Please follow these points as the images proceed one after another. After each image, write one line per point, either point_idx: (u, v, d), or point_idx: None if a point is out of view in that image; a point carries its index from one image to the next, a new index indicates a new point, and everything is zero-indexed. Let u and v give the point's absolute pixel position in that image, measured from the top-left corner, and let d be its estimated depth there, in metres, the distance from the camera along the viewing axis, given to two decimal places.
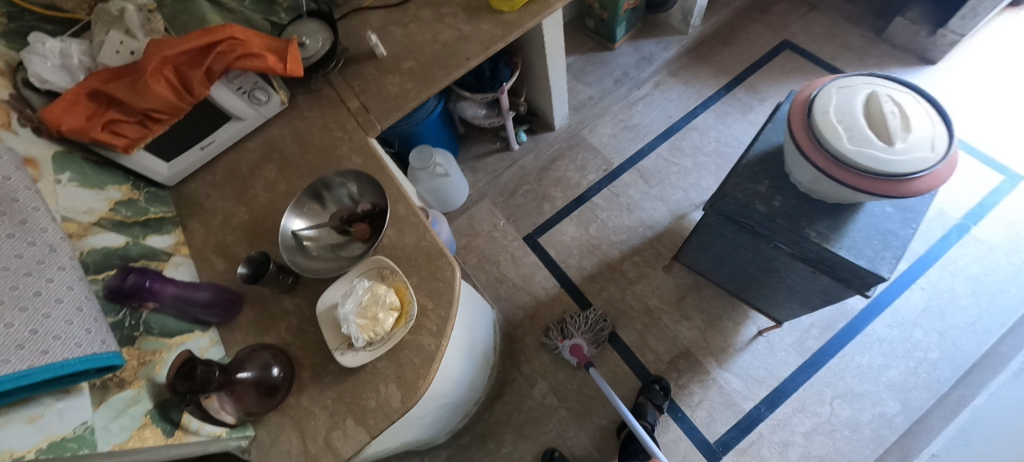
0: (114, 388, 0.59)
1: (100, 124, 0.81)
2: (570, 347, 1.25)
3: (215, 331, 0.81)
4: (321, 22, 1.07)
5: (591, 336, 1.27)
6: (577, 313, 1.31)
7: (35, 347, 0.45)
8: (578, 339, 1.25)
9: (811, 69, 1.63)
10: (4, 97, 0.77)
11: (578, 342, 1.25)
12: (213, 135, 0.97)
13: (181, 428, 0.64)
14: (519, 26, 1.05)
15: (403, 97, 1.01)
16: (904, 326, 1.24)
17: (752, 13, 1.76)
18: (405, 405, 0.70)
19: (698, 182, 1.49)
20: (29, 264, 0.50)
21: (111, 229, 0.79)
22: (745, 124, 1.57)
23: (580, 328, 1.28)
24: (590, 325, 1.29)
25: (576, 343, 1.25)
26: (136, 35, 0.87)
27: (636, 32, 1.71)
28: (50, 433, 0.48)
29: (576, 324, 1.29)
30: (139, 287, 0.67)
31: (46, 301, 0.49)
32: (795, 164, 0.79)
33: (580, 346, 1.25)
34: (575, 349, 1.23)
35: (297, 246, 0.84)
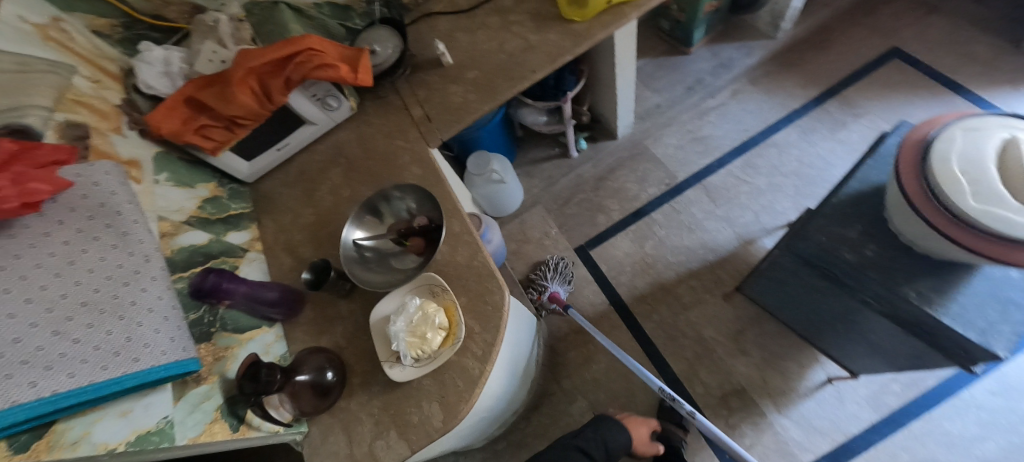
0: (191, 383, 0.65)
1: (193, 128, 0.88)
2: (548, 295, 1.32)
3: (280, 327, 0.86)
4: (391, 28, 1.09)
5: (561, 278, 1.36)
6: (542, 262, 1.40)
7: (129, 355, 0.51)
8: (553, 284, 1.33)
9: (922, 83, 1.43)
10: (116, 102, 0.85)
11: (552, 287, 1.33)
12: (288, 137, 1.02)
13: (245, 423, 0.69)
14: (588, 38, 1.01)
15: (465, 109, 1.01)
16: (1009, 394, 1.09)
17: (856, 15, 1.56)
18: (445, 426, 0.72)
19: (771, 205, 1.37)
20: (127, 273, 0.56)
21: (197, 226, 0.86)
22: (833, 143, 1.41)
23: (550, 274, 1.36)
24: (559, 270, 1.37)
25: (554, 290, 1.32)
26: (226, 44, 0.93)
27: (715, 35, 1.59)
28: (137, 427, 0.54)
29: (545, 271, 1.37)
30: (217, 287, 0.73)
31: (139, 310, 0.54)
32: (901, 212, 0.71)
33: (557, 291, 1.32)
34: (555, 294, 1.30)
35: (355, 256, 0.87)
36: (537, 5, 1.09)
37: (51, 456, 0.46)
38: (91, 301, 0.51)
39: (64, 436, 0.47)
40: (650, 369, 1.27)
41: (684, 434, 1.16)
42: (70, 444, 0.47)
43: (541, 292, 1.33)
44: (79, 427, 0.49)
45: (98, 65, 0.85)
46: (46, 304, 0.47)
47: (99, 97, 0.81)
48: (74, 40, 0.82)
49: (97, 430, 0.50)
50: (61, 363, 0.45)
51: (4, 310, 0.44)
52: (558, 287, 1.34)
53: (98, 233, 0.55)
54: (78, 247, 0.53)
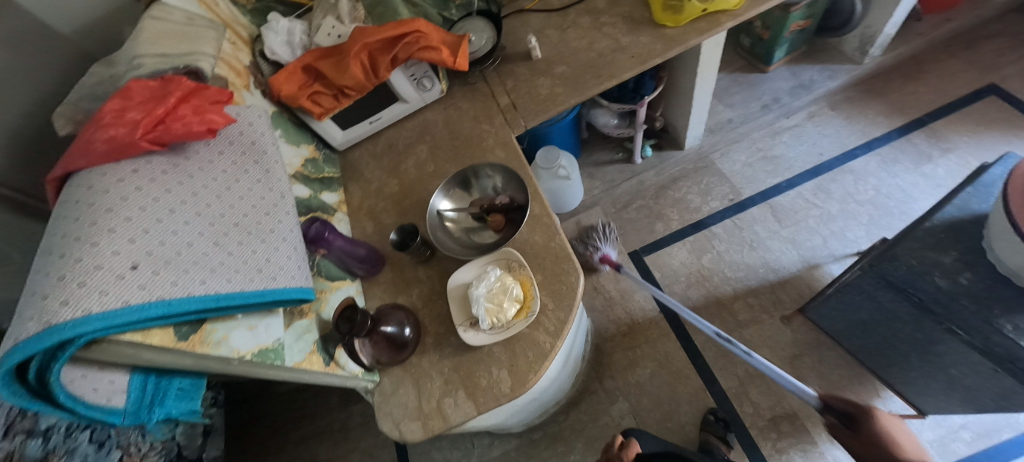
0: (297, 315, 0.72)
1: (307, 94, 0.96)
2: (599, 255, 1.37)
3: (359, 283, 0.92)
4: (488, 21, 1.16)
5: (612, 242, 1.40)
6: (594, 227, 1.44)
7: (268, 273, 0.57)
8: (604, 246, 1.37)
9: (1020, 123, 1.37)
10: (246, 63, 0.93)
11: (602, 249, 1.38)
12: (382, 112, 1.09)
13: (334, 361, 0.75)
14: (681, 42, 1.03)
15: (551, 101, 1.06)
16: None
17: (951, 47, 1.51)
18: (514, 392, 0.75)
19: (842, 232, 1.34)
20: (268, 205, 0.62)
21: (300, 182, 0.93)
22: (916, 176, 1.36)
23: (601, 237, 1.40)
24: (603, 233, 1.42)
25: (604, 252, 1.36)
26: (343, 21, 1.02)
27: (797, 56, 1.57)
28: (260, 341, 0.60)
29: (597, 232, 1.41)
30: (319, 235, 0.81)
31: (276, 238, 0.61)
32: (1005, 241, 0.70)
33: (607, 253, 1.37)
34: (606, 257, 1.33)
35: (440, 224, 0.93)
36: (630, 9, 1.13)
37: (202, 349, 0.52)
38: (242, 223, 0.57)
39: (211, 335, 0.53)
40: (697, 381, 1.27)
41: (727, 449, 1.14)
42: (214, 343, 0.53)
43: (592, 251, 1.38)
44: (221, 330, 0.55)
45: (235, 30, 0.94)
46: (210, 217, 0.54)
47: (235, 57, 0.89)
48: (219, 6, 0.92)
49: (232, 336, 0.56)
50: (222, 269, 0.52)
51: (182, 217, 0.51)
52: (609, 249, 1.38)
53: (248, 167, 0.63)
54: (233, 177, 0.60)
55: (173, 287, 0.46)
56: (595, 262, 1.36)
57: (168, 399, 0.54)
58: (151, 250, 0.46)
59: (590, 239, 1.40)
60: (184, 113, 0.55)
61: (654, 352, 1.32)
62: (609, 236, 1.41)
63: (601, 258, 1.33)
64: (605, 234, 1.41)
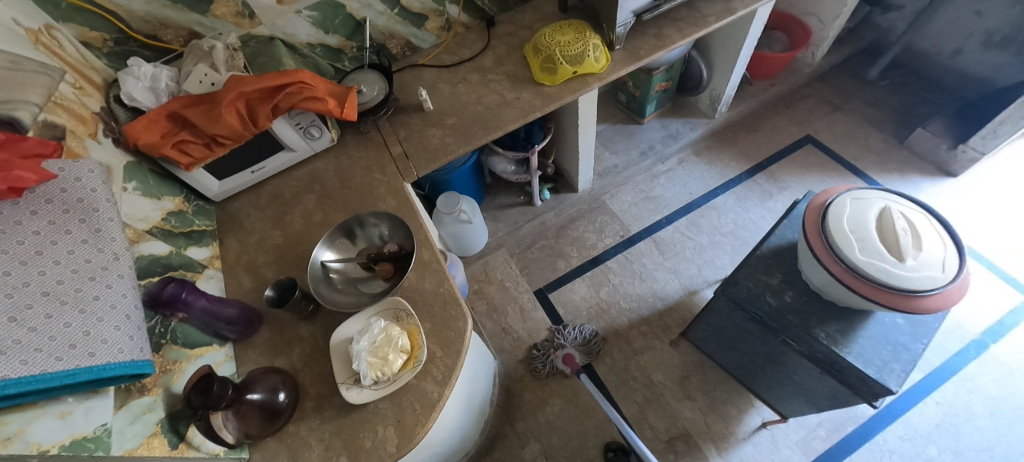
0: (136, 393, 0.63)
1: (171, 142, 0.88)
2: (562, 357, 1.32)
3: (230, 348, 0.83)
4: (379, 73, 1.18)
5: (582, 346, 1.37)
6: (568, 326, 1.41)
7: (83, 349, 0.50)
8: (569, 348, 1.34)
9: (833, 166, 1.69)
10: (96, 109, 0.84)
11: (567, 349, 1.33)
12: (265, 161, 1.04)
13: (185, 441, 0.66)
14: (557, 99, 1.15)
15: (442, 149, 1.09)
16: (915, 439, 1.22)
17: (778, 106, 1.85)
18: (399, 450, 0.71)
19: (712, 261, 1.52)
20: (94, 268, 0.55)
21: (160, 237, 0.84)
22: (764, 210, 1.61)
23: (570, 337, 1.38)
24: (583, 339, 1.38)
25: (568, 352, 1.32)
26: (218, 70, 0.98)
27: (665, 110, 1.80)
28: (75, 430, 0.52)
29: (565, 331, 1.39)
30: (175, 297, 0.71)
31: (101, 306, 0.53)
32: (808, 265, 0.86)
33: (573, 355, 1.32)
34: (568, 358, 1.29)
35: (324, 277, 0.89)
36: (513, 67, 1.23)
37: None
38: (53, 291, 0.50)
39: None
40: (602, 412, 1.30)
41: None
42: (4, 439, 0.45)
43: (557, 352, 1.34)
44: (16, 422, 0.47)
45: (83, 73, 0.86)
46: (6, 289, 0.47)
47: (80, 103, 0.80)
48: (63, 48, 0.84)
49: (32, 428, 0.48)
50: (16, 348, 0.45)
51: None
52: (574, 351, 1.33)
53: (71, 227, 0.56)
54: (48, 238, 0.53)
55: None
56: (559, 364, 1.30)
57: None
58: None
59: (556, 338, 1.39)
60: None
61: (561, 389, 1.34)
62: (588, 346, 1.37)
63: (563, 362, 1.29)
64: (583, 337, 1.37)
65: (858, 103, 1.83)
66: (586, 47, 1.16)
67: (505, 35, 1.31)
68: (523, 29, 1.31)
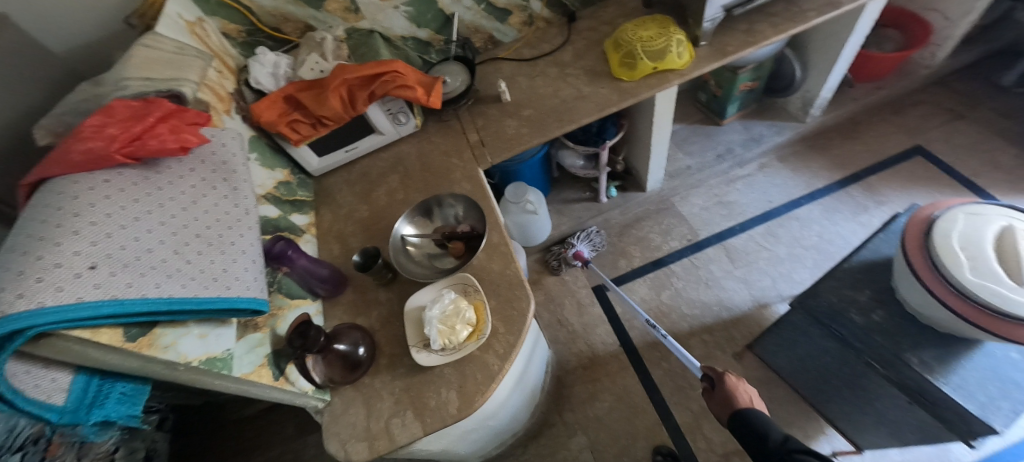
0: (251, 329, 0.74)
1: (286, 121, 1.01)
2: (572, 251, 1.53)
3: (319, 304, 0.94)
4: (463, 65, 1.26)
5: (589, 242, 1.57)
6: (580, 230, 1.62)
7: (222, 282, 0.60)
8: (578, 243, 1.55)
9: (944, 181, 1.51)
10: (230, 90, 0.99)
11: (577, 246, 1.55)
12: (357, 142, 1.15)
13: (284, 376, 0.76)
14: (634, 95, 1.15)
15: (516, 140, 1.14)
16: None
17: (882, 112, 1.69)
18: (461, 413, 0.77)
19: (789, 274, 1.43)
20: (231, 220, 0.66)
21: (271, 202, 0.97)
22: (854, 224, 1.48)
23: (579, 237, 1.58)
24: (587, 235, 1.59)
25: (578, 248, 1.54)
26: (327, 59, 1.10)
27: (748, 112, 1.72)
28: (209, 350, 0.62)
29: (575, 234, 1.60)
30: (282, 253, 0.83)
31: (235, 251, 0.64)
32: (905, 282, 0.80)
33: (580, 250, 1.54)
34: (578, 251, 1.52)
35: (403, 249, 0.98)
36: (591, 63, 1.25)
37: (149, 351, 0.54)
38: (203, 235, 0.61)
39: (160, 339, 0.56)
40: (653, 414, 1.29)
41: None
42: (162, 347, 0.55)
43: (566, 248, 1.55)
44: (171, 335, 0.57)
45: (223, 59, 1.01)
46: (173, 227, 0.58)
47: (219, 84, 0.95)
48: (210, 38, 0.99)
49: (181, 342, 0.58)
50: (177, 275, 0.55)
51: (145, 225, 0.55)
52: (582, 246, 1.54)
53: (217, 184, 0.67)
54: (200, 192, 0.64)
55: (127, 288, 0.49)
56: (568, 256, 1.52)
57: (109, 402, 0.55)
58: (111, 252, 0.50)
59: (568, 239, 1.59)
60: (160, 132, 0.61)
61: (613, 386, 1.35)
62: (592, 241, 1.58)
63: (571, 253, 1.51)
64: (589, 236, 1.58)
65: (983, 112, 1.62)
66: (670, 42, 1.15)
67: (585, 30, 1.33)
68: (605, 24, 1.32)
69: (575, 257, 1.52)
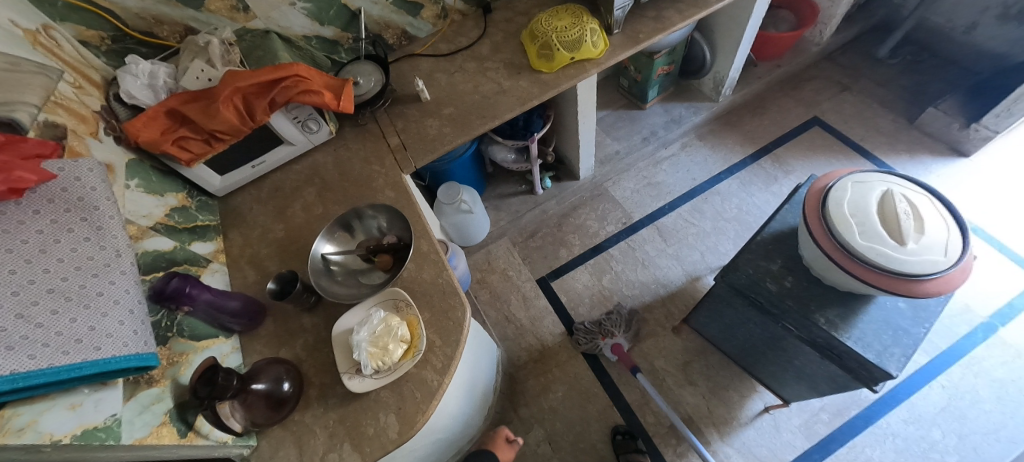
0: (144, 384, 0.66)
1: (171, 139, 0.89)
2: (611, 346, 1.32)
3: (236, 339, 0.85)
4: (375, 64, 1.17)
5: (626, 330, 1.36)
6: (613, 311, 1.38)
7: (89, 344, 0.51)
8: (618, 336, 1.33)
9: (839, 148, 1.66)
10: (96, 108, 0.85)
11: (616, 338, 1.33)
12: (265, 156, 1.04)
13: (194, 430, 0.68)
14: (554, 86, 1.14)
15: (439, 140, 1.09)
16: (919, 422, 1.22)
17: (784, 88, 1.82)
18: (401, 437, 0.73)
19: (715, 247, 1.51)
20: (97, 265, 0.57)
21: (163, 233, 0.85)
22: (768, 194, 1.59)
23: (619, 324, 1.36)
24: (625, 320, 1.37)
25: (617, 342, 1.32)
26: (215, 65, 0.98)
27: (668, 95, 1.78)
28: (85, 421, 0.54)
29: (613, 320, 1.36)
30: (179, 292, 0.72)
31: (105, 302, 0.56)
32: (809, 250, 0.85)
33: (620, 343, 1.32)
34: (618, 349, 1.30)
35: (325, 269, 0.91)
36: (510, 55, 1.22)
37: None
38: (58, 288, 0.52)
39: (12, 421, 0.47)
40: (604, 398, 1.31)
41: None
42: (16, 429, 0.47)
43: (604, 338, 1.33)
44: (27, 414, 0.49)
45: (82, 72, 0.87)
46: (13, 286, 0.49)
47: (80, 102, 0.82)
48: (61, 48, 0.85)
49: (43, 419, 0.50)
50: (22, 344, 0.46)
51: None
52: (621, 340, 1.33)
53: (73, 225, 0.58)
54: (50, 237, 0.55)
55: None
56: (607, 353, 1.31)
57: None
58: None
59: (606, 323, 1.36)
60: None
61: (564, 376, 1.36)
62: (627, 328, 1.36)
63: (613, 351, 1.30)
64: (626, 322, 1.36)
65: (868, 83, 1.78)
66: (583, 32, 1.15)
67: (502, 21, 1.29)
68: (520, 15, 1.30)
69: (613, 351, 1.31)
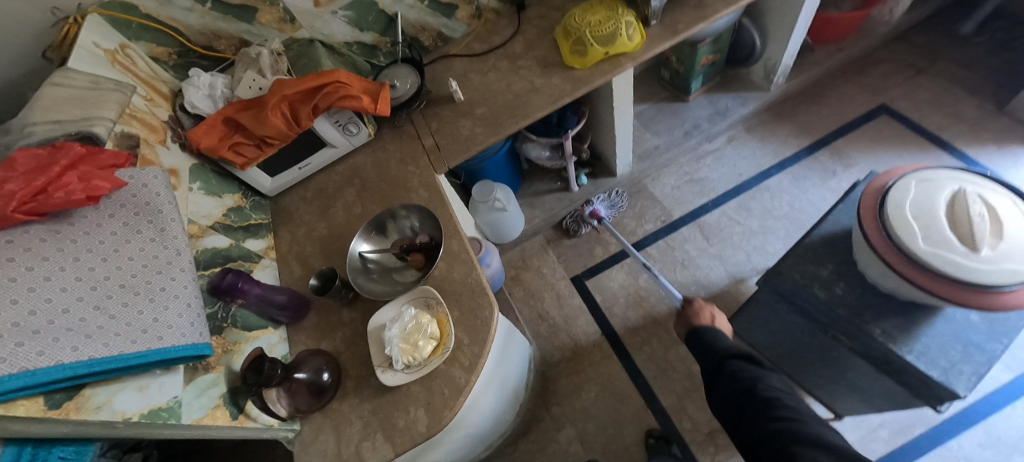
0: (201, 370, 0.72)
1: (228, 145, 0.97)
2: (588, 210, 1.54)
3: (283, 330, 0.91)
4: (411, 67, 1.21)
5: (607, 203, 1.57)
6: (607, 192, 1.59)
7: (153, 334, 0.58)
8: (596, 202, 1.56)
9: (909, 139, 1.51)
10: (164, 118, 0.94)
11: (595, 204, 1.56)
12: (310, 158, 1.11)
13: (244, 413, 0.74)
14: (587, 83, 1.12)
15: (472, 140, 1.11)
16: (999, 447, 1.10)
17: (845, 74, 1.68)
18: (430, 431, 0.76)
19: (763, 247, 1.43)
20: (160, 263, 0.64)
21: (220, 232, 0.93)
22: (824, 191, 1.48)
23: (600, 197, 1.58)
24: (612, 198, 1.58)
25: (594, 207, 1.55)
26: (265, 75, 1.05)
27: (713, 86, 1.70)
28: (151, 402, 0.61)
29: (597, 195, 1.60)
30: (233, 287, 0.79)
31: (167, 296, 0.62)
32: (864, 255, 0.79)
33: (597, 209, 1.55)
34: (594, 210, 1.53)
35: (362, 267, 0.96)
36: (543, 52, 1.21)
37: (78, 416, 0.52)
38: (128, 284, 0.60)
39: (91, 400, 0.54)
40: (639, 400, 1.29)
41: None
42: (94, 407, 0.54)
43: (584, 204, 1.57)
44: (103, 394, 0.56)
45: (153, 86, 0.96)
46: (91, 281, 0.56)
47: (151, 114, 0.91)
48: (135, 64, 0.94)
49: (116, 399, 0.56)
50: (98, 333, 0.53)
51: (59, 282, 0.53)
52: (599, 206, 1.55)
53: (142, 227, 0.65)
54: (123, 238, 0.62)
55: (38, 357, 0.47)
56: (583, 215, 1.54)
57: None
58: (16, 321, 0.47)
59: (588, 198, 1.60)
60: (68, 181, 0.57)
61: (598, 376, 1.35)
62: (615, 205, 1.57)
63: (587, 213, 1.53)
64: (611, 198, 1.58)
65: (947, 65, 1.60)
66: (618, 25, 1.12)
67: (535, 18, 1.29)
68: (554, 10, 1.29)
69: (591, 216, 1.54)
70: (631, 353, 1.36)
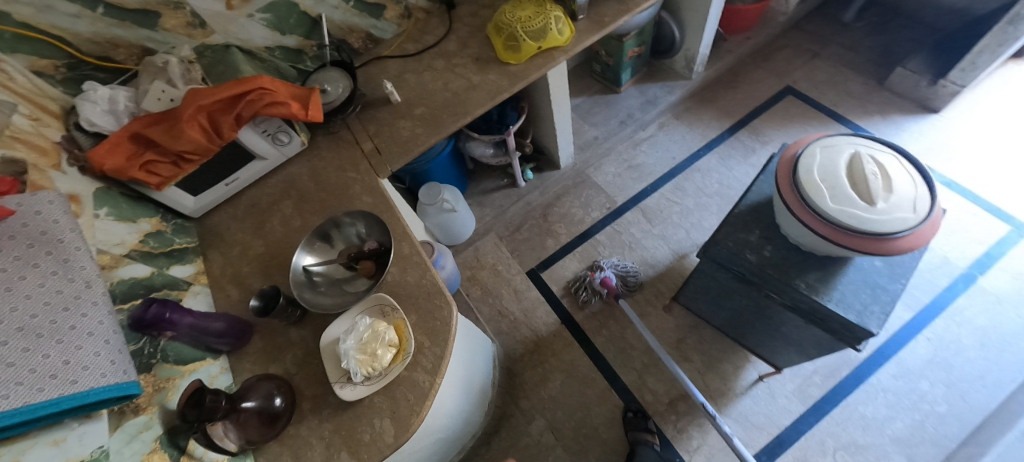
0: (129, 414, 0.65)
1: (137, 164, 0.87)
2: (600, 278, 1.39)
3: (225, 359, 0.84)
4: (342, 70, 1.15)
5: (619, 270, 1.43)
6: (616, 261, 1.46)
7: (65, 378, 0.51)
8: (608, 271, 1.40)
9: (814, 115, 1.68)
10: (57, 138, 0.84)
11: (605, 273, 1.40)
12: (237, 173, 1.03)
13: (187, 454, 0.68)
14: (523, 77, 1.13)
15: (413, 141, 1.09)
16: (908, 376, 1.25)
17: (755, 61, 1.83)
18: (397, 440, 0.73)
19: (700, 223, 1.52)
20: (66, 299, 0.57)
21: (139, 260, 0.84)
22: (747, 167, 1.60)
23: (609, 264, 1.45)
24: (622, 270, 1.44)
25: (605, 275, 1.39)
26: (177, 85, 0.96)
27: (641, 77, 1.78)
28: (70, 456, 0.54)
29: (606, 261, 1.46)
30: (159, 318, 0.70)
31: (77, 334, 0.55)
32: (785, 220, 0.86)
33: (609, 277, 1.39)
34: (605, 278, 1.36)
35: (307, 281, 0.90)
36: (478, 49, 1.21)
37: None
38: (28, 326, 0.52)
39: None
40: (603, 383, 1.32)
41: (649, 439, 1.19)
42: None
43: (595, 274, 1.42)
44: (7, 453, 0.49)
45: (38, 103, 0.84)
46: None
47: (39, 134, 0.80)
48: (14, 79, 0.82)
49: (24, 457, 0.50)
50: None
51: None
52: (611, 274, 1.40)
53: (40, 261, 0.57)
54: (16, 273, 0.54)
55: None
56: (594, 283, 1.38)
57: None
58: None
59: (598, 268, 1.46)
60: None
61: (561, 364, 1.37)
62: (626, 271, 1.44)
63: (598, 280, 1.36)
64: (621, 266, 1.44)
65: (837, 48, 1.80)
66: (547, 20, 1.14)
67: (467, 16, 1.29)
68: (485, 8, 1.29)
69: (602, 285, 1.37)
70: (591, 338, 1.39)
